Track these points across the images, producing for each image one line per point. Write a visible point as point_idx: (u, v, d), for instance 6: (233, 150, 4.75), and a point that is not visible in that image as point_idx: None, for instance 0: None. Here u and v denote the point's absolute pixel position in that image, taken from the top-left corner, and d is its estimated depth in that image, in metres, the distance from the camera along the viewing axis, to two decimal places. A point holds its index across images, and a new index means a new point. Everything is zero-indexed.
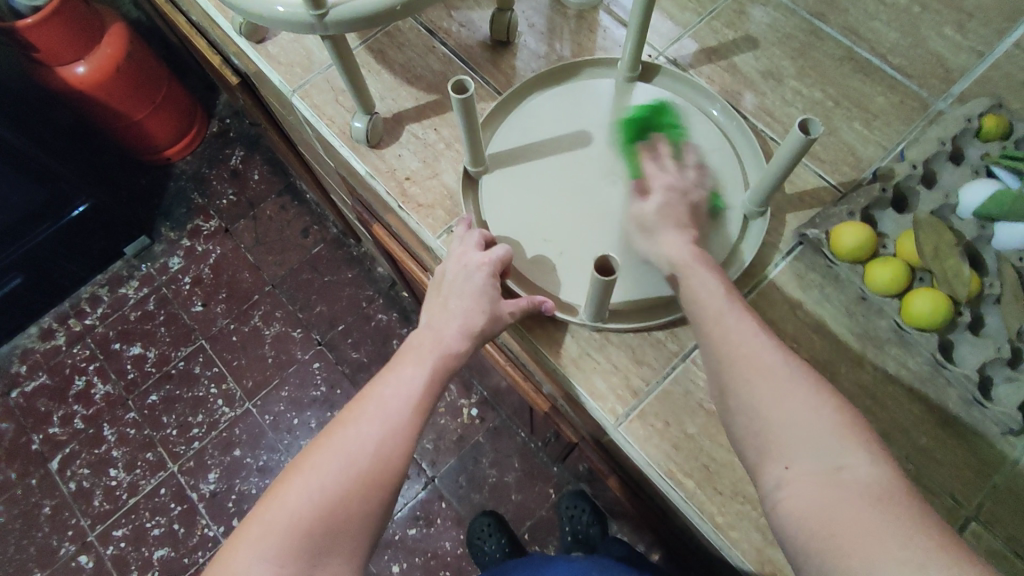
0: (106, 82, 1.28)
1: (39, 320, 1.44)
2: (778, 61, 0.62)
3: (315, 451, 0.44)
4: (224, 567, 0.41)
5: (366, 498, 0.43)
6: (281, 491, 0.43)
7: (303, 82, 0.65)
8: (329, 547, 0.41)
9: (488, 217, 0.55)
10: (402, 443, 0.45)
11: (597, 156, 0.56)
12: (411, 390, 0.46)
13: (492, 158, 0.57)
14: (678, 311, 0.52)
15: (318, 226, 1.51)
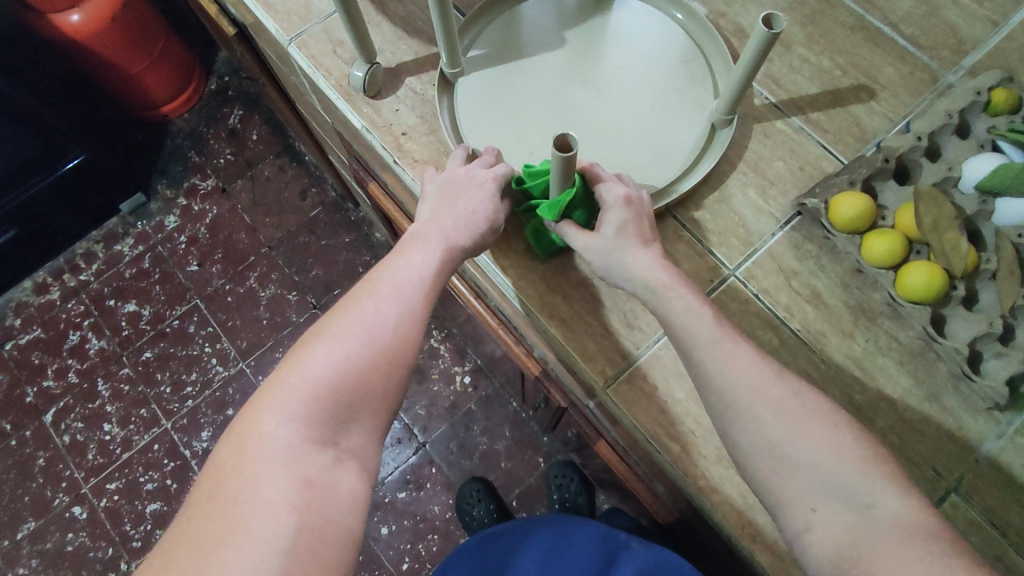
0: (102, 33, 1.25)
1: (34, 274, 1.43)
2: (787, 26, 0.61)
3: (330, 328, 0.46)
4: (249, 428, 0.43)
5: (386, 372, 0.46)
6: (301, 359, 0.45)
7: (301, 32, 0.63)
8: (353, 414, 0.45)
9: (462, 120, 0.58)
10: (417, 324, 0.47)
11: (570, 63, 0.59)
12: (424, 276, 0.48)
13: (470, 65, 0.59)
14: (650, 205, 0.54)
15: (316, 188, 1.49)
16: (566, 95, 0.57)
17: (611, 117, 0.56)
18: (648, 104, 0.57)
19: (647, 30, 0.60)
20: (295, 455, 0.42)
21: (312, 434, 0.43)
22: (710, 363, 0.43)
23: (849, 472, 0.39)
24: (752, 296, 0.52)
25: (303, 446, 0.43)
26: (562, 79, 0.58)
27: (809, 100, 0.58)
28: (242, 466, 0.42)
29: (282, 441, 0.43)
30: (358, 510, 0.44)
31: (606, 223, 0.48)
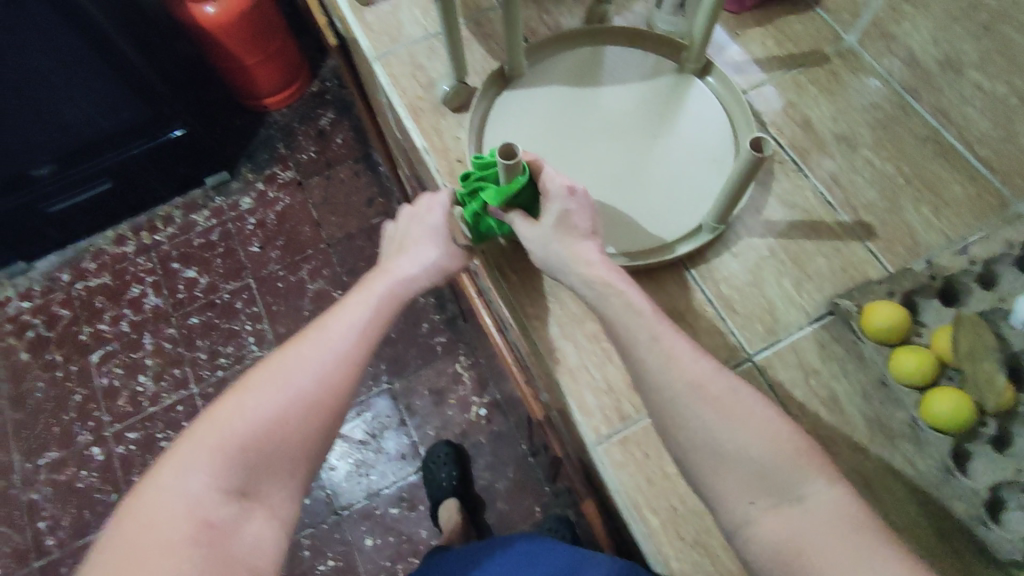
0: (229, 26, 1.38)
1: (117, 226, 1.56)
2: (856, 128, 0.61)
3: (258, 379, 0.49)
4: (160, 475, 0.46)
5: (304, 420, 0.48)
6: (221, 409, 0.48)
7: (388, 51, 0.68)
8: (269, 464, 0.47)
9: (495, 119, 0.62)
10: (346, 374, 0.50)
11: (611, 113, 0.61)
12: (354, 328, 0.52)
13: (526, 78, 0.63)
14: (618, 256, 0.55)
15: (383, 198, 1.56)
16: (587, 139, 0.60)
17: (620, 173, 0.58)
18: (657, 175, 0.58)
19: (701, 113, 0.61)
20: (203, 501, 0.44)
21: (224, 483, 0.45)
22: (655, 367, 0.45)
23: (782, 462, 0.42)
24: (765, 386, 0.50)
25: (214, 495, 0.45)
26: (591, 124, 0.61)
27: (865, 202, 0.57)
28: (154, 515, 0.44)
29: (194, 489, 0.45)
30: (263, 555, 0.45)
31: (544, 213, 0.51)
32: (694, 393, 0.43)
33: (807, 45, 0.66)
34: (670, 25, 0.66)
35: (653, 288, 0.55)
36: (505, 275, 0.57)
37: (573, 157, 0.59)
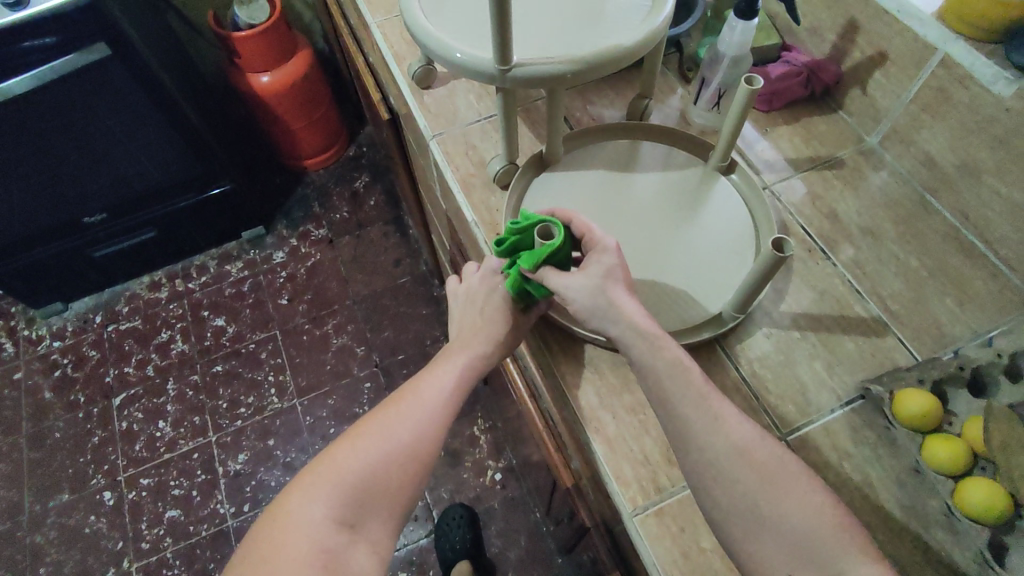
0: (281, 94, 1.50)
1: (153, 272, 1.62)
2: (880, 222, 0.65)
3: (366, 427, 0.53)
4: (283, 508, 0.50)
5: (404, 465, 0.52)
6: (333, 452, 0.52)
7: (443, 131, 0.74)
8: (373, 506, 0.50)
9: (533, 193, 0.66)
10: (441, 427, 0.54)
11: (641, 200, 0.66)
12: (446, 385, 0.56)
13: (565, 161, 0.69)
14: None
15: (410, 259, 1.62)
16: (618, 220, 0.64)
17: (645, 256, 0.62)
18: (682, 260, 0.61)
19: (726, 207, 0.65)
20: (319, 534, 0.48)
21: (335, 521, 0.49)
22: (698, 429, 0.46)
23: (824, 532, 0.42)
24: (799, 465, 0.52)
25: (326, 531, 0.48)
26: (622, 207, 0.65)
27: (892, 292, 0.61)
28: (276, 550, 0.48)
29: (312, 523, 0.48)
30: None
31: (592, 263, 0.51)
32: (739, 458, 0.44)
33: (830, 145, 0.71)
34: (705, 119, 0.71)
35: (689, 363, 0.58)
36: (547, 344, 0.60)
37: (603, 237, 0.63)
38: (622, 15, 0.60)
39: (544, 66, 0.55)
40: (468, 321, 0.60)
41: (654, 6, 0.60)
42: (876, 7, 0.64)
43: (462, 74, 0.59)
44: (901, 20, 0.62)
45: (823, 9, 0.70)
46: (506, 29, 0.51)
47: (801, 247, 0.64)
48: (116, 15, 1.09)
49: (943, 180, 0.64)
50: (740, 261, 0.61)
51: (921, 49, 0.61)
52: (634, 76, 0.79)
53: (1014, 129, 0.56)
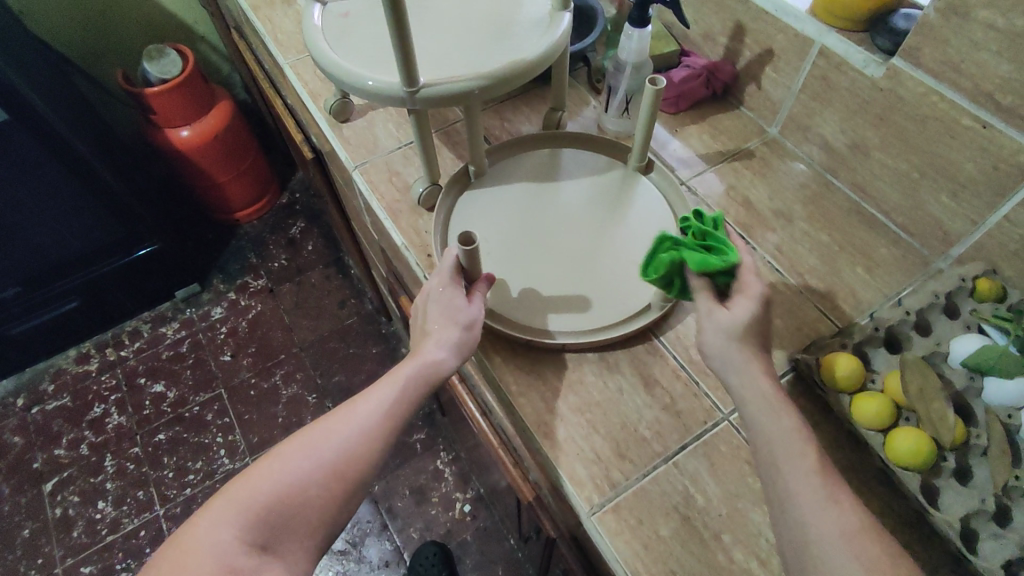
0: (203, 146, 1.48)
1: (80, 344, 1.53)
2: (790, 205, 0.70)
3: (294, 443, 0.51)
4: (198, 524, 0.49)
5: (324, 487, 0.50)
6: (255, 469, 0.51)
7: (365, 161, 0.75)
8: (288, 530, 0.49)
9: (461, 209, 0.68)
10: (373, 454, 0.52)
11: (565, 205, 0.68)
12: (383, 402, 0.53)
13: (490, 174, 0.71)
14: (579, 337, 0.59)
15: (355, 299, 1.59)
16: (546, 227, 0.66)
17: (573, 259, 0.64)
18: (609, 261, 0.63)
19: (646, 206, 0.67)
20: (228, 554, 0.47)
21: (247, 541, 0.47)
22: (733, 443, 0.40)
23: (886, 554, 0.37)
24: (744, 441, 0.53)
25: (235, 553, 0.47)
26: (549, 214, 0.67)
27: (808, 269, 0.65)
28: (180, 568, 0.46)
29: (221, 543, 0.47)
30: None
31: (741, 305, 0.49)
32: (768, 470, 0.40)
33: (737, 139, 0.76)
34: (619, 125, 0.75)
35: (630, 358, 0.59)
36: (488, 356, 0.59)
37: (532, 245, 0.65)
38: (524, 32, 0.62)
39: (452, 84, 0.57)
40: (423, 325, 0.57)
41: (551, 21, 0.62)
42: (755, 9, 0.69)
43: (373, 100, 0.59)
44: (778, 18, 0.68)
45: (712, 15, 0.75)
46: (407, 51, 0.53)
47: None
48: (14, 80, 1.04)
49: (839, 160, 0.69)
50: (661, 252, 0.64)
51: (801, 43, 0.66)
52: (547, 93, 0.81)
53: (890, 106, 0.61)
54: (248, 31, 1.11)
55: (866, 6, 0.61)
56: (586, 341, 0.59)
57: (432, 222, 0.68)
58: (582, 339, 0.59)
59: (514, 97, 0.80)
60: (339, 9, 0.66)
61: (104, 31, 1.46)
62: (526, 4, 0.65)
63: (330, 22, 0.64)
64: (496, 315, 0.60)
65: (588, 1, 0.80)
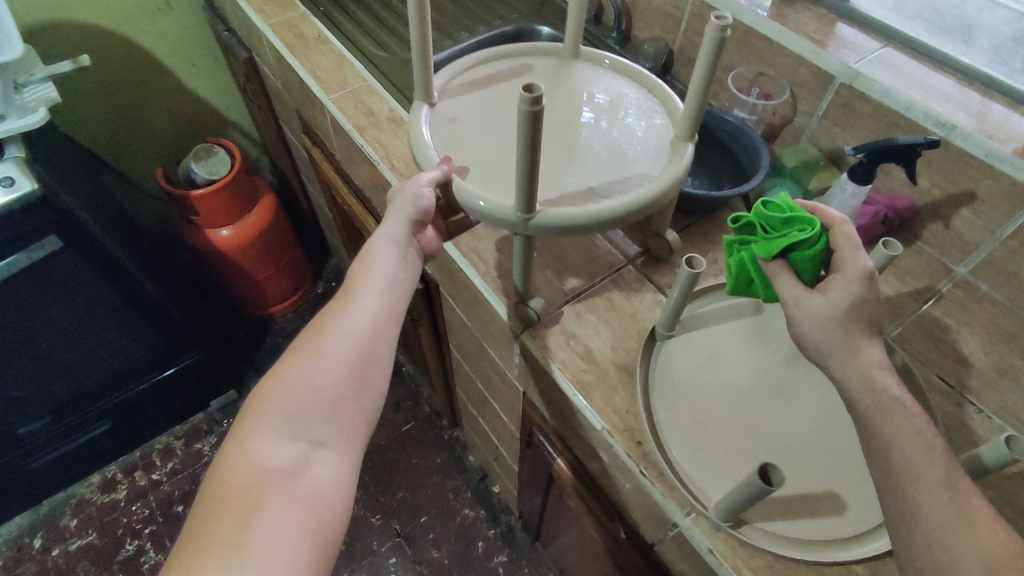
0: (245, 245, 1.37)
1: (104, 468, 1.38)
2: (1009, 360, 0.65)
3: (296, 357, 0.52)
4: (234, 439, 0.49)
5: (351, 380, 0.52)
6: (273, 381, 0.51)
7: (533, 322, 0.67)
8: (324, 416, 0.51)
9: (658, 385, 0.61)
10: (382, 330, 0.55)
11: (765, 371, 0.62)
12: (376, 294, 0.56)
13: (676, 337, 0.64)
14: (847, 547, 0.52)
15: (410, 401, 1.50)
16: (755, 401, 0.60)
17: (800, 442, 0.57)
18: (839, 439, 0.57)
19: None
20: (280, 452, 0.48)
21: (293, 436, 0.49)
22: None
23: None
24: None
25: (285, 450, 0.48)
26: (752, 386, 0.61)
27: None
28: (229, 472, 0.46)
29: (268, 446, 0.48)
30: (338, 496, 0.49)
31: (836, 288, 0.46)
32: None
33: (926, 279, 0.71)
34: None
35: None
36: None
37: (747, 426, 0.58)
38: (646, 154, 0.57)
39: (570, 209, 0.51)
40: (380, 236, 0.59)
41: (673, 149, 0.57)
42: (957, 151, 0.65)
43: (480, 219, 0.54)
44: (988, 163, 0.63)
45: None
46: (532, 183, 0.47)
47: (948, 401, 0.62)
48: (72, 206, 0.94)
49: None
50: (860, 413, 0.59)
51: (1021, 191, 0.62)
52: (709, 229, 0.76)
53: None
54: (328, 142, 1.03)
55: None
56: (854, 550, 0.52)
57: (632, 399, 0.61)
58: (853, 552, 0.52)
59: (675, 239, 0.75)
60: (451, 115, 0.61)
61: (138, 127, 1.36)
62: (645, 127, 0.60)
63: (439, 129, 0.59)
64: (746, 526, 0.53)
65: (750, 134, 0.76)
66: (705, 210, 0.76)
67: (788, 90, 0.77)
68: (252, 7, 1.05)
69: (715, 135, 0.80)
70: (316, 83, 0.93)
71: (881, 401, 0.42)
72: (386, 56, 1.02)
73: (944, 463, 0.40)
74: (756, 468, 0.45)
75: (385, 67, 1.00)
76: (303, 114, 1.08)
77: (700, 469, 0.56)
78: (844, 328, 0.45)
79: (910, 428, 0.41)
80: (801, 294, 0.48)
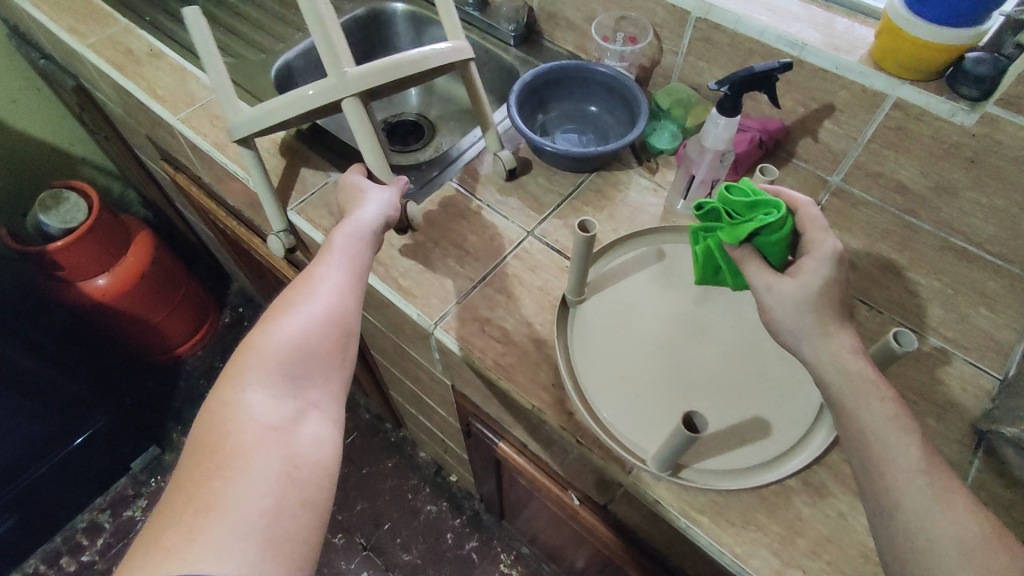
0: (130, 289, 1.26)
1: (24, 564, 1.26)
2: (889, 256, 0.69)
3: (274, 319, 0.52)
4: (218, 399, 0.48)
5: (331, 343, 0.52)
6: (255, 340, 0.51)
7: (443, 315, 0.64)
8: (307, 375, 0.50)
9: (578, 348, 0.61)
10: (355, 295, 0.55)
11: (675, 311, 0.63)
12: (349, 253, 0.56)
13: (588, 297, 0.64)
14: (775, 468, 0.54)
15: (349, 412, 1.44)
16: (671, 343, 0.61)
17: (720, 372, 0.59)
18: (752, 364, 0.59)
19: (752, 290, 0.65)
20: (265, 412, 0.47)
21: (277, 396, 0.48)
22: None
23: None
24: None
25: (272, 409, 0.47)
26: (667, 328, 0.62)
27: (938, 321, 0.64)
28: (217, 430, 0.45)
29: (253, 404, 0.47)
30: (327, 457, 0.48)
31: (807, 270, 0.48)
32: None
33: (806, 196, 0.75)
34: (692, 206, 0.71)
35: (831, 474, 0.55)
36: (694, 519, 0.54)
37: (667, 368, 0.59)
38: None
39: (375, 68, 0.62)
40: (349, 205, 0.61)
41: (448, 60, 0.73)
42: (813, 68, 0.67)
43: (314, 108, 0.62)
44: (840, 75, 0.66)
45: None
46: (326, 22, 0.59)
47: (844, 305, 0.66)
48: None
49: (920, 201, 0.69)
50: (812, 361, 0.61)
51: (872, 96, 0.65)
52: (602, 184, 0.75)
53: (984, 150, 0.61)
54: (191, 164, 0.94)
55: (930, 55, 0.59)
56: (782, 470, 0.54)
57: (556, 369, 0.61)
58: (783, 471, 0.54)
59: (569, 202, 0.74)
60: None
61: None
62: None
63: None
64: (684, 470, 0.54)
65: (625, 81, 0.74)
66: (595, 167, 0.76)
67: (650, 32, 0.77)
68: (63, 28, 0.93)
69: (591, 86, 0.79)
70: (158, 102, 0.84)
71: (856, 385, 0.44)
72: (234, 60, 0.94)
73: (922, 452, 0.41)
74: (681, 418, 0.45)
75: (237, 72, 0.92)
76: (153, 137, 0.98)
77: (632, 425, 0.56)
78: (814, 313, 0.46)
79: (890, 419, 0.43)
80: (771, 278, 0.49)
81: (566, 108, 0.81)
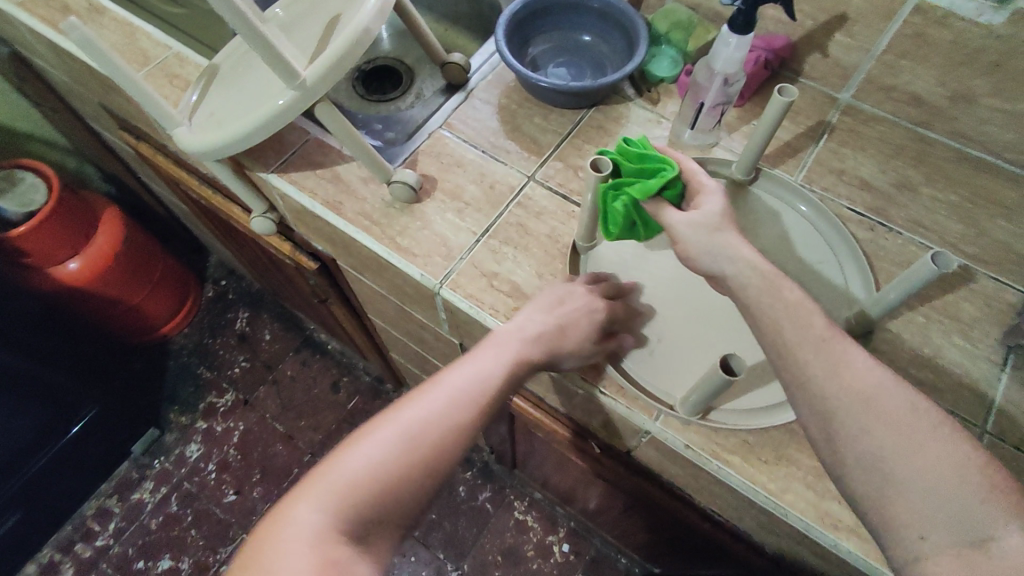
0: (104, 272, 1.20)
1: (38, 554, 1.25)
2: (906, 173, 0.66)
3: (367, 431, 0.46)
4: (282, 513, 0.42)
5: (419, 483, 0.45)
6: (342, 452, 0.45)
7: (448, 272, 0.61)
8: (377, 514, 0.43)
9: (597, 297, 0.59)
10: (460, 433, 0.47)
11: None
12: (493, 374, 0.50)
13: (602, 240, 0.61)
14: None
15: (347, 377, 1.42)
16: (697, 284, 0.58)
17: None
18: None
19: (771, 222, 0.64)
20: (322, 540, 0.40)
21: (340, 526, 0.41)
22: None
23: None
24: (1016, 450, 0.52)
25: (329, 544, 0.40)
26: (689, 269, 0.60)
27: (959, 237, 0.63)
28: (270, 553, 0.40)
29: (313, 524, 0.41)
30: None
31: (708, 203, 0.48)
32: None
33: (815, 116, 0.71)
34: (698, 137, 0.67)
35: None
36: (726, 461, 0.52)
37: (692, 310, 0.57)
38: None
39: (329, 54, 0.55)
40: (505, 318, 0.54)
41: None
42: None
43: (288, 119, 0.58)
44: None
45: None
46: (269, 44, 0.50)
47: (863, 230, 0.63)
48: None
49: (935, 112, 0.67)
50: (853, 273, 0.60)
51: (889, 2, 0.61)
52: (601, 119, 0.71)
53: None
54: (152, 130, 0.87)
55: None
56: None
57: None
58: None
59: (568, 141, 0.69)
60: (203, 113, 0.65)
61: None
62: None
63: (203, 124, 0.63)
64: (713, 412, 0.53)
65: (620, 6, 0.69)
66: (593, 101, 0.71)
67: None
68: None
69: (584, 14, 0.73)
70: None
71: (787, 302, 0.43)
72: (184, 11, 0.85)
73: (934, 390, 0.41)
74: (719, 362, 0.44)
75: (191, 26, 0.84)
76: (108, 105, 0.90)
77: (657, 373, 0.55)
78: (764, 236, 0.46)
79: None
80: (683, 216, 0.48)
81: (557, 40, 0.76)
